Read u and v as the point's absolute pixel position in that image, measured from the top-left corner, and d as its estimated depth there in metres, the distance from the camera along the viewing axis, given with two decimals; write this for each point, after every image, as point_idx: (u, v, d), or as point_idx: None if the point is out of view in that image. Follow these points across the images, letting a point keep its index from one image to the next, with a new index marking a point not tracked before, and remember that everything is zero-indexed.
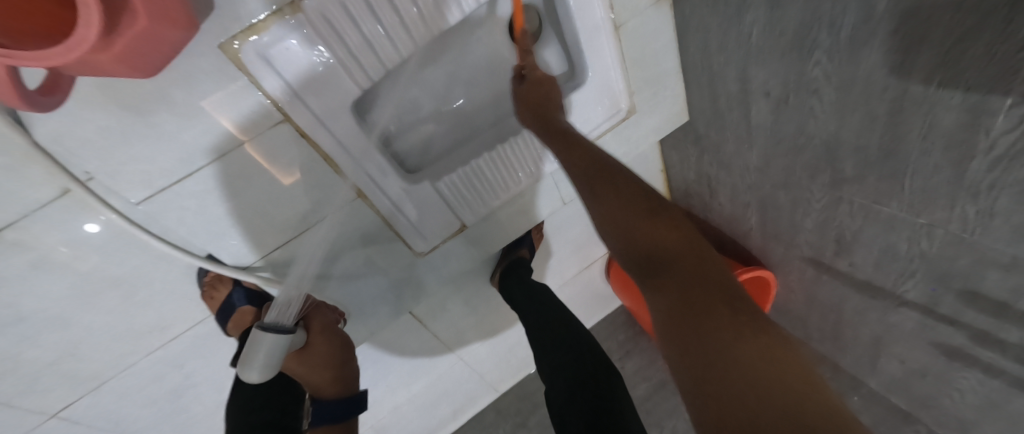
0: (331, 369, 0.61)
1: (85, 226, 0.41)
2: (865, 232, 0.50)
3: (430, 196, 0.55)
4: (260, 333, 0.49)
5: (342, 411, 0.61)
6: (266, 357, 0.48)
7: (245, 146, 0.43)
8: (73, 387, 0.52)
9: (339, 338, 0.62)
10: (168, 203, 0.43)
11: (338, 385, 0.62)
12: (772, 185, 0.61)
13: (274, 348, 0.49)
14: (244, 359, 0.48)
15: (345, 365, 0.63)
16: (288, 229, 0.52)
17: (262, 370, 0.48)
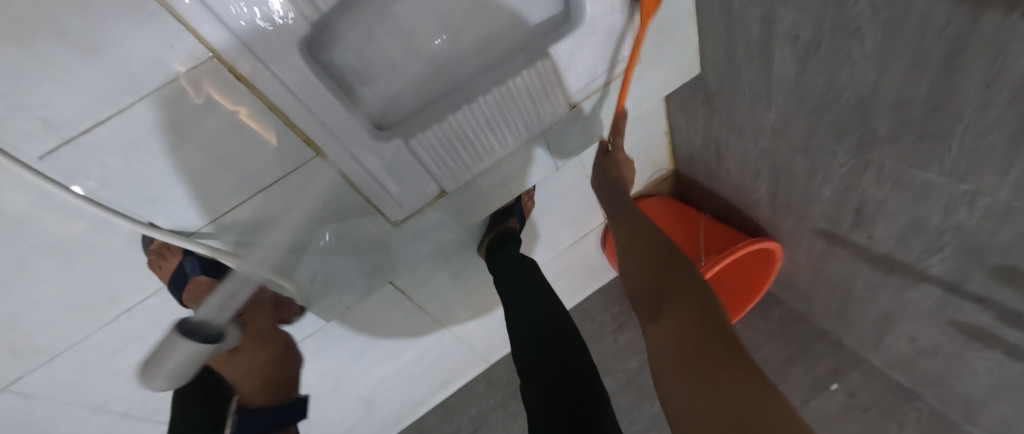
0: (263, 373, 0.56)
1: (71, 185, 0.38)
2: (892, 202, 0.45)
3: (405, 157, 0.48)
4: (177, 339, 0.42)
5: (275, 418, 0.55)
6: (174, 367, 0.42)
7: (156, 96, 0.36)
8: (20, 361, 0.49)
9: (276, 342, 0.58)
10: (80, 159, 0.36)
11: (270, 391, 0.56)
12: (789, 150, 0.55)
13: (189, 358, 0.43)
14: (150, 362, 0.42)
15: (282, 371, 0.58)
16: (238, 194, 0.45)
17: (168, 377, 0.43)
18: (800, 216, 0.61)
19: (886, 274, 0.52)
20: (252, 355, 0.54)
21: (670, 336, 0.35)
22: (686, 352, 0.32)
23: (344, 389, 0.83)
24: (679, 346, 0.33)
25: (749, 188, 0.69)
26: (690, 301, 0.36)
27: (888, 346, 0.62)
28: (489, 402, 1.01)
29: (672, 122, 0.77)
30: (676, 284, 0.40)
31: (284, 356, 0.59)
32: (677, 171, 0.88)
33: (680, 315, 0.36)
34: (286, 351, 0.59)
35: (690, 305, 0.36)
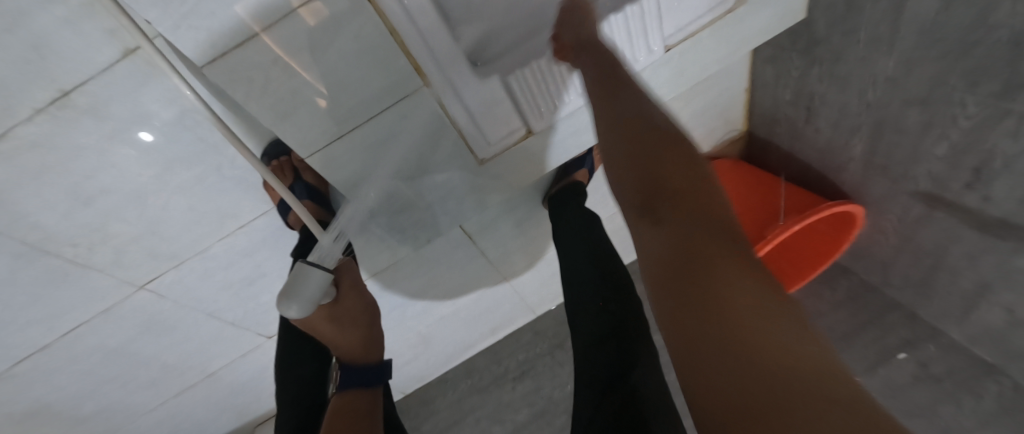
0: (359, 326, 0.55)
1: (139, 133, 0.44)
2: (1023, 159, 0.41)
3: (500, 93, 0.50)
4: (307, 266, 0.44)
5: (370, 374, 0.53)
6: (312, 293, 0.44)
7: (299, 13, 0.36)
8: (158, 263, 0.56)
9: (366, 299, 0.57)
10: (236, 70, 0.38)
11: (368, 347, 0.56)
12: (902, 101, 0.51)
13: (324, 281, 0.45)
14: (285, 291, 0.43)
15: (374, 329, 0.58)
16: (346, 121, 0.47)
17: (305, 304, 0.43)
18: (898, 178, 0.58)
19: (997, 238, 0.49)
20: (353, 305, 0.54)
21: (676, 266, 0.29)
22: (689, 278, 0.28)
23: (407, 324, 0.89)
24: (676, 267, 0.29)
25: (840, 147, 0.65)
26: (700, 218, 0.30)
27: (978, 317, 0.59)
28: (537, 350, 1.05)
29: (757, 78, 0.72)
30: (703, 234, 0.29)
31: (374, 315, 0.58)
32: (751, 134, 0.83)
33: (686, 228, 0.30)
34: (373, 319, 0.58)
35: (696, 229, 0.30)
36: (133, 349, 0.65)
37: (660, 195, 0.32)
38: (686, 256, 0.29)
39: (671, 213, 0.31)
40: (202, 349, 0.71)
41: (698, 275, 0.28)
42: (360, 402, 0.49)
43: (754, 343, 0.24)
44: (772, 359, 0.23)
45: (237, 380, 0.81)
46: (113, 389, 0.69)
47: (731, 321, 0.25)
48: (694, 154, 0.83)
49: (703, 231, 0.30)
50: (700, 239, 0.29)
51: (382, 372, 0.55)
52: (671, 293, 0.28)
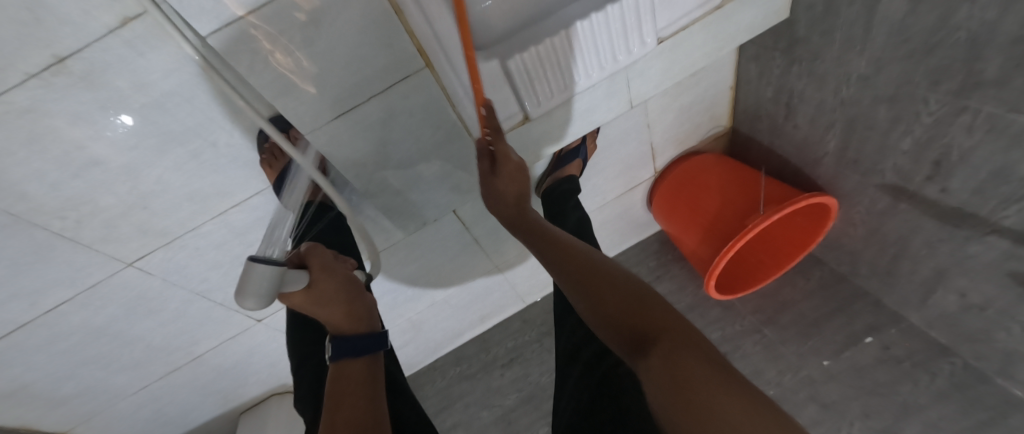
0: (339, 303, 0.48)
1: (120, 116, 0.44)
2: (977, 151, 0.45)
3: (499, 76, 0.50)
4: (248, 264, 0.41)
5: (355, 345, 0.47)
6: (259, 289, 0.40)
7: None
8: (148, 239, 0.55)
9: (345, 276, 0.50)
10: (239, 44, 0.39)
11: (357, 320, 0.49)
12: (873, 98, 0.55)
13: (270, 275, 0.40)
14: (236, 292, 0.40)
15: (363, 300, 0.51)
16: (347, 99, 0.47)
17: (254, 300, 0.40)
18: (867, 171, 0.62)
19: (953, 227, 0.54)
20: (327, 286, 0.47)
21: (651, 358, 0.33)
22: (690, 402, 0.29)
23: (398, 310, 0.89)
24: (651, 358, 0.33)
25: (817, 142, 0.69)
26: (654, 320, 0.37)
27: (936, 301, 0.64)
28: (525, 338, 1.06)
29: (741, 76, 0.75)
30: (662, 330, 0.35)
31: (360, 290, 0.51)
32: (734, 130, 0.87)
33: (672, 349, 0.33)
34: (360, 289, 0.52)
35: (683, 351, 0.33)
36: (117, 328, 0.64)
37: (649, 333, 0.35)
38: (685, 383, 0.30)
39: (631, 322, 0.38)
40: (189, 331, 0.70)
41: (669, 348, 0.33)
42: (353, 370, 0.45)
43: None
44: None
45: (222, 364, 0.80)
46: (94, 370, 0.68)
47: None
48: (680, 149, 0.86)
49: (685, 352, 0.33)
50: (683, 360, 0.32)
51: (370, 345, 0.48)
52: (657, 369, 0.32)
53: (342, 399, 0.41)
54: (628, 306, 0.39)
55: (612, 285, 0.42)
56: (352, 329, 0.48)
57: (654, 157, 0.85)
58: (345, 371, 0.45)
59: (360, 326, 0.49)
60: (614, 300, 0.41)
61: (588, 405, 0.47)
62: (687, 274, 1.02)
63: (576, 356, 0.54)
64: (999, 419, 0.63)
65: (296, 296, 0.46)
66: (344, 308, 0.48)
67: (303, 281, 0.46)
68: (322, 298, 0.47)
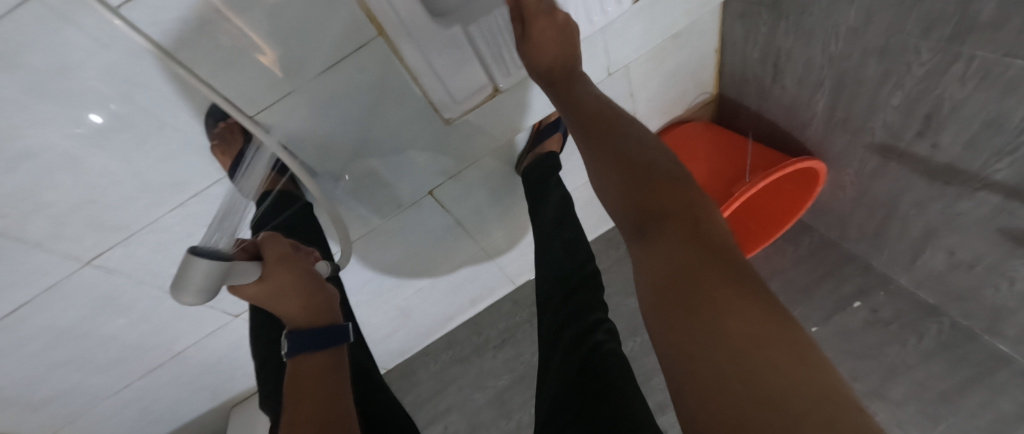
0: (297, 297, 0.47)
1: (88, 114, 0.42)
2: (971, 101, 0.43)
3: (460, 42, 0.47)
4: (191, 257, 0.36)
5: (315, 337, 0.46)
6: (199, 281, 0.35)
7: None
8: (103, 236, 0.52)
9: (304, 272, 0.48)
10: (161, 7, 0.34)
11: (316, 313, 0.48)
12: (863, 52, 0.51)
13: (214, 269, 0.36)
14: (175, 282, 0.36)
15: (322, 294, 0.50)
16: (296, 74, 0.44)
17: (195, 291, 0.35)
18: (857, 131, 0.60)
19: (943, 185, 0.52)
20: (282, 280, 0.45)
21: (672, 276, 0.28)
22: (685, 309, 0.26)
23: (385, 296, 0.87)
24: (668, 269, 0.28)
25: (805, 103, 0.66)
26: (680, 226, 0.30)
27: (926, 260, 0.63)
28: (516, 319, 1.06)
29: (725, 37, 0.71)
30: (677, 235, 0.30)
31: (318, 285, 0.50)
32: (721, 96, 0.84)
33: (673, 243, 0.29)
34: (320, 282, 0.51)
35: (683, 243, 0.29)
36: (86, 329, 0.61)
37: (662, 223, 0.31)
38: (690, 285, 0.27)
39: (654, 227, 0.32)
40: (166, 328, 0.68)
41: (689, 260, 0.28)
42: (314, 365, 0.44)
43: (743, 357, 0.23)
44: (752, 366, 0.22)
45: (205, 360, 0.79)
46: (69, 372, 0.66)
47: (722, 340, 0.24)
48: (667, 117, 0.82)
49: (688, 246, 0.29)
50: (704, 272, 0.27)
51: (330, 335, 0.48)
52: (671, 291, 0.27)
53: (303, 397, 0.40)
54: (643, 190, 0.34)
55: (634, 168, 0.36)
56: (310, 322, 0.48)
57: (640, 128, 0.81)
58: (305, 368, 0.44)
59: (319, 320, 0.48)
60: (636, 192, 0.34)
61: (572, 382, 0.46)
62: None
63: (558, 336, 0.53)
64: (987, 374, 0.67)
65: (248, 290, 0.44)
66: (301, 303, 0.47)
67: (254, 276, 0.43)
68: (278, 293, 0.46)
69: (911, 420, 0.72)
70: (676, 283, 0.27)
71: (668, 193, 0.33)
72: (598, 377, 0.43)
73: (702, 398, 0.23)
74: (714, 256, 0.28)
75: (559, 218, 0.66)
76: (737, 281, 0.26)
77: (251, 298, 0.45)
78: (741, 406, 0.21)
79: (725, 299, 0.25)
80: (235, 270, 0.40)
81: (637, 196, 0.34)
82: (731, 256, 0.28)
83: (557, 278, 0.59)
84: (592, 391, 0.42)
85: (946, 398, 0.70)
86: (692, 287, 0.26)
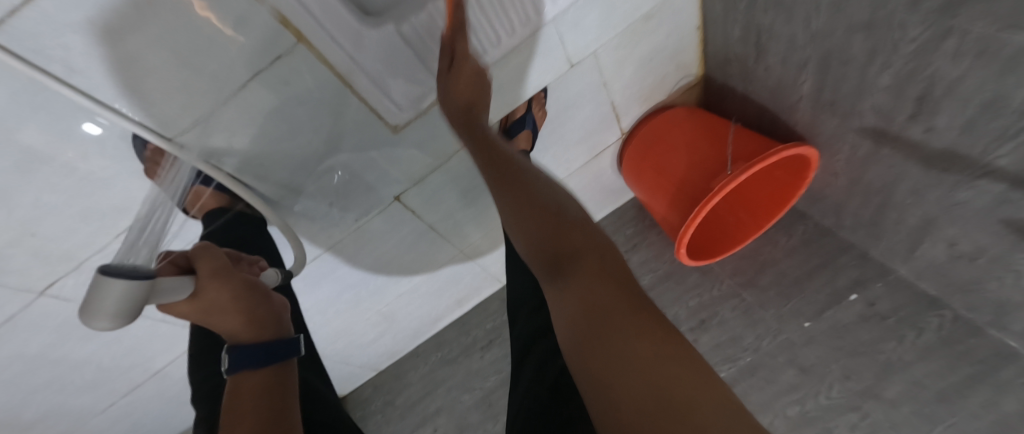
0: (237, 312, 0.43)
1: (82, 126, 0.41)
2: (965, 82, 0.38)
3: (396, 43, 0.43)
4: (102, 277, 0.31)
5: (260, 353, 0.43)
6: (114, 305, 0.31)
7: None
8: (51, 266, 0.51)
9: (244, 284, 0.44)
10: (44, 32, 0.31)
11: (259, 327, 0.45)
12: (847, 28, 0.46)
13: (132, 290, 0.32)
14: (85, 308, 0.31)
15: (267, 306, 0.46)
16: (219, 91, 0.41)
17: (110, 315, 0.31)
18: (846, 114, 0.55)
19: (940, 172, 0.47)
20: (219, 296, 0.42)
21: (586, 308, 0.31)
22: (598, 339, 0.29)
23: (364, 304, 0.85)
24: (580, 301, 0.32)
25: (790, 84, 0.61)
26: (589, 263, 0.35)
27: (926, 250, 0.58)
28: (504, 318, 1.04)
29: (704, 16, 0.65)
30: (586, 272, 0.34)
31: (261, 296, 0.46)
32: (705, 78, 0.78)
33: (584, 278, 0.34)
34: (264, 293, 0.47)
35: (591, 277, 0.34)
36: (55, 356, 0.61)
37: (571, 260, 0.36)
38: (599, 313, 0.30)
39: (565, 266, 0.35)
40: (140, 348, 0.68)
41: (598, 293, 0.32)
42: (256, 381, 0.41)
43: (651, 371, 0.26)
44: (659, 381, 0.25)
45: (188, 375, 0.79)
46: (47, 396, 0.66)
47: (632, 361, 0.27)
48: (647, 105, 0.78)
49: (593, 281, 0.33)
50: (608, 301, 0.31)
51: (276, 350, 0.44)
52: (586, 320, 0.31)
53: (241, 418, 0.37)
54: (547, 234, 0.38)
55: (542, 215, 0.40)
56: (252, 337, 0.44)
57: (617, 117, 0.77)
58: (246, 385, 0.40)
59: (262, 336, 0.45)
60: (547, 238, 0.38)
61: (534, 410, 0.43)
62: (664, 240, 0.96)
63: (529, 351, 0.50)
64: (987, 373, 0.65)
65: (180, 307, 0.40)
66: (243, 318, 0.43)
67: (187, 293, 0.39)
68: (214, 310, 0.42)
69: (904, 422, 0.70)
70: (591, 313, 0.31)
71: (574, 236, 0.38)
72: (566, 400, 0.40)
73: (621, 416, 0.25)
74: (616, 289, 0.33)
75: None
76: (637, 310, 0.31)
77: (184, 315, 0.41)
78: (652, 419, 0.24)
79: (629, 325, 0.29)
80: (162, 287, 0.36)
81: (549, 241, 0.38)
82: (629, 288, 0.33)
83: (526, 289, 0.57)
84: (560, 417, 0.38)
85: (945, 397, 0.68)
86: (602, 317, 0.30)
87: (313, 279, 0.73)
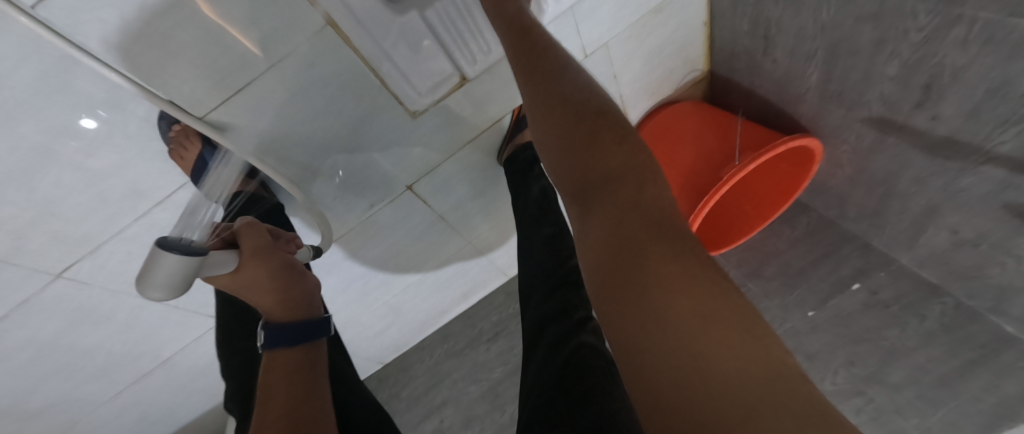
0: (272, 292, 0.46)
1: (81, 120, 0.41)
2: (972, 68, 0.39)
3: (419, 30, 0.44)
4: (157, 251, 0.34)
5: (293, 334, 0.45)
6: (165, 278, 0.34)
7: None
8: (69, 249, 0.51)
9: (282, 265, 0.47)
10: (79, 3, 0.32)
11: (291, 306, 0.47)
12: (856, 19, 0.47)
13: (180, 266, 0.35)
14: (141, 278, 0.35)
15: (300, 286, 0.49)
16: (241, 73, 0.41)
17: (164, 288, 0.35)
18: (852, 105, 0.56)
19: (944, 160, 0.49)
20: (258, 273, 0.44)
21: (617, 259, 0.29)
22: (627, 289, 0.28)
23: (373, 295, 0.86)
24: (611, 247, 0.30)
25: (798, 77, 0.62)
26: (623, 205, 0.32)
27: (928, 238, 0.60)
28: (510, 311, 1.04)
29: (713, 10, 0.66)
30: (618, 215, 0.31)
31: (296, 275, 0.48)
32: (712, 72, 0.80)
33: (614, 223, 0.31)
34: (300, 274, 0.49)
35: (623, 224, 0.31)
36: (68, 341, 0.61)
37: (600, 193, 0.33)
38: (627, 263, 0.29)
39: (594, 208, 0.33)
40: (151, 335, 0.68)
41: (632, 237, 0.30)
42: (285, 360, 0.42)
43: (684, 327, 0.25)
44: (694, 342, 0.24)
45: (197, 364, 0.79)
46: (59, 383, 0.66)
47: (664, 320, 0.25)
48: (655, 98, 0.79)
49: (623, 228, 0.31)
50: (640, 250, 0.29)
51: (309, 331, 0.46)
52: (616, 272, 0.29)
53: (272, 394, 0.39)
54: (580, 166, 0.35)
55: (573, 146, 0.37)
56: (286, 315, 0.46)
57: (626, 110, 0.78)
58: (278, 363, 0.42)
59: (295, 315, 0.47)
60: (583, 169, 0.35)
61: (551, 388, 0.43)
62: None
63: (541, 334, 0.51)
64: (989, 357, 0.67)
65: (223, 280, 0.44)
66: (277, 298, 0.46)
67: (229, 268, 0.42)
68: (252, 286, 0.45)
69: (907, 406, 0.76)
70: (618, 263, 0.29)
71: (608, 165, 0.34)
72: (585, 375, 0.41)
73: (645, 371, 0.25)
74: (652, 233, 0.30)
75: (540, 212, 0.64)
76: (675, 259, 0.28)
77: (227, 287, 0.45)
78: (680, 383, 0.23)
79: (663, 276, 0.27)
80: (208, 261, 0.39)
81: (584, 173, 0.35)
82: (669, 230, 0.30)
83: (541, 273, 0.57)
84: (583, 390, 0.39)
85: (945, 382, 0.72)
86: (634, 267, 0.28)
87: (325, 267, 0.73)
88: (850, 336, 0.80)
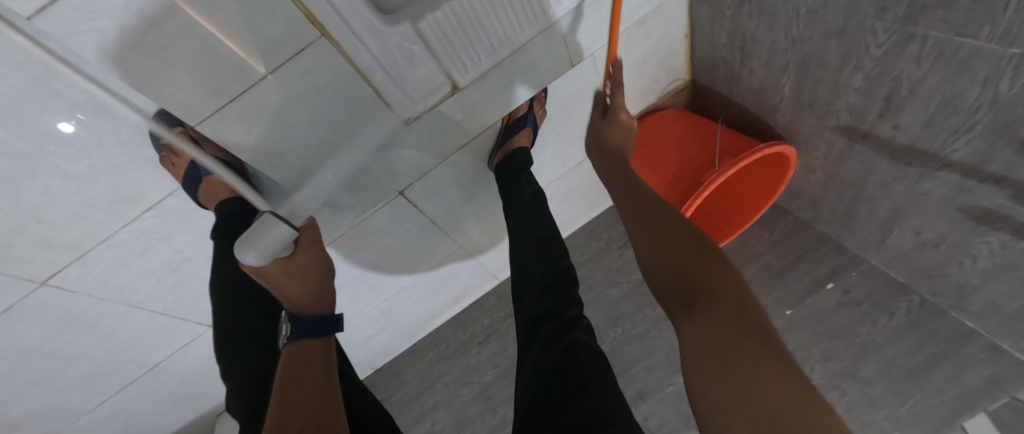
0: (308, 283, 0.52)
1: (58, 124, 0.41)
2: (926, 81, 0.42)
3: (413, 41, 0.45)
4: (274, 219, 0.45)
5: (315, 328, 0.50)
6: (270, 243, 0.44)
7: None
8: (55, 255, 0.51)
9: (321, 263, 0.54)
10: (76, 16, 0.33)
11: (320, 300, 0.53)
12: (823, 34, 0.50)
13: (284, 235, 0.45)
14: (246, 236, 0.44)
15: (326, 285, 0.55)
16: (236, 83, 0.42)
17: (262, 251, 0.44)
18: (823, 113, 0.60)
19: (906, 166, 0.52)
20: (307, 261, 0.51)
21: (715, 350, 0.29)
22: (728, 383, 0.27)
23: (364, 299, 0.86)
24: (709, 340, 0.30)
25: (773, 87, 0.65)
26: (711, 299, 0.33)
27: (895, 238, 0.64)
28: (500, 314, 1.06)
29: (693, 23, 0.70)
30: (715, 307, 0.32)
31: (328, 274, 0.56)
32: (694, 81, 0.83)
33: (709, 318, 0.31)
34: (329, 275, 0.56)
35: (715, 318, 0.31)
36: (52, 349, 0.60)
37: (693, 288, 0.35)
38: (724, 357, 0.28)
39: (690, 302, 0.34)
40: (138, 342, 0.67)
41: (732, 328, 0.30)
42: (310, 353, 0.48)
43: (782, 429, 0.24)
44: None
45: (183, 371, 0.78)
46: (41, 392, 0.65)
47: (759, 417, 0.25)
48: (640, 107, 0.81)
49: (719, 324, 0.30)
50: (739, 345, 0.29)
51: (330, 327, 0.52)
52: (713, 361, 0.29)
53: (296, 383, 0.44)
54: (675, 268, 0.38)
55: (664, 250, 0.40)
56: (312, 308, 0.51)
57: None
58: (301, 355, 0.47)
59: (319, 309, 0.52)
60: (673, 271, 0.37)
61: (545, 384, 0.45)
62: None
63: (533, 335, 0.52)
64: (951, 350, 0.72)
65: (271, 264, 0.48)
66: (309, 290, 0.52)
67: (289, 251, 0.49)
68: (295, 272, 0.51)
69: (878, 398, 0.78)
70: (717, 357, 0.29)
71: (701, 265, 0.36)
72: (577, 374, 0.42)
73: None
74: (747, 328, 0.30)
75: (530, 216, 0.66)
76: (773, 360, 0.27)
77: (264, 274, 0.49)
78: None
79: (763, 375, 0.26)
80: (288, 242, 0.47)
81: (675, 272, 0.37)
82: (764, 333, 0.29)
83: (532, 275, 0.59)
84: (575, 385, 0.41)
85: (913, 375, 0.76)
86: (735, 363, 0.28)
87: None
88: (825, 331, 0.83)
